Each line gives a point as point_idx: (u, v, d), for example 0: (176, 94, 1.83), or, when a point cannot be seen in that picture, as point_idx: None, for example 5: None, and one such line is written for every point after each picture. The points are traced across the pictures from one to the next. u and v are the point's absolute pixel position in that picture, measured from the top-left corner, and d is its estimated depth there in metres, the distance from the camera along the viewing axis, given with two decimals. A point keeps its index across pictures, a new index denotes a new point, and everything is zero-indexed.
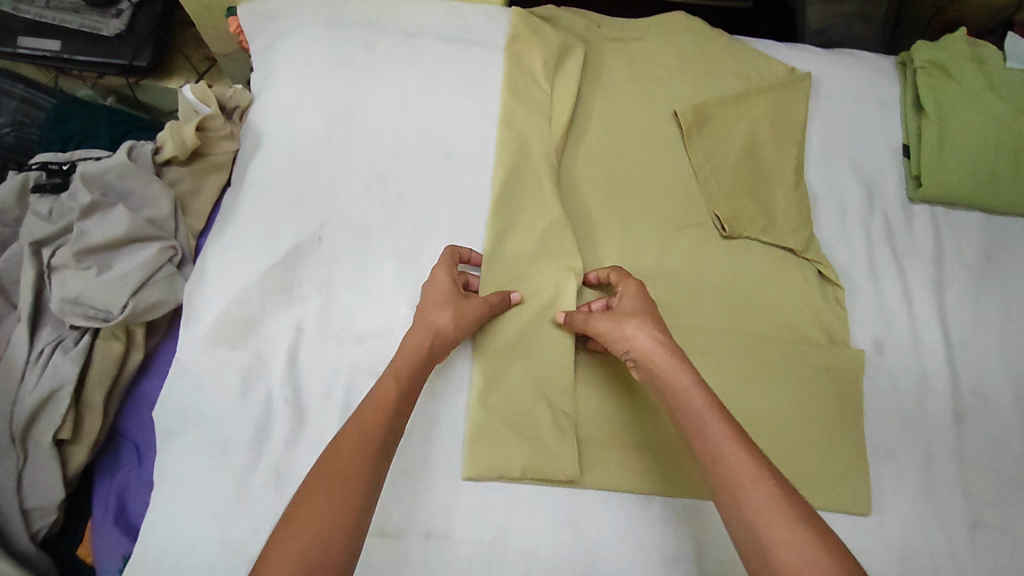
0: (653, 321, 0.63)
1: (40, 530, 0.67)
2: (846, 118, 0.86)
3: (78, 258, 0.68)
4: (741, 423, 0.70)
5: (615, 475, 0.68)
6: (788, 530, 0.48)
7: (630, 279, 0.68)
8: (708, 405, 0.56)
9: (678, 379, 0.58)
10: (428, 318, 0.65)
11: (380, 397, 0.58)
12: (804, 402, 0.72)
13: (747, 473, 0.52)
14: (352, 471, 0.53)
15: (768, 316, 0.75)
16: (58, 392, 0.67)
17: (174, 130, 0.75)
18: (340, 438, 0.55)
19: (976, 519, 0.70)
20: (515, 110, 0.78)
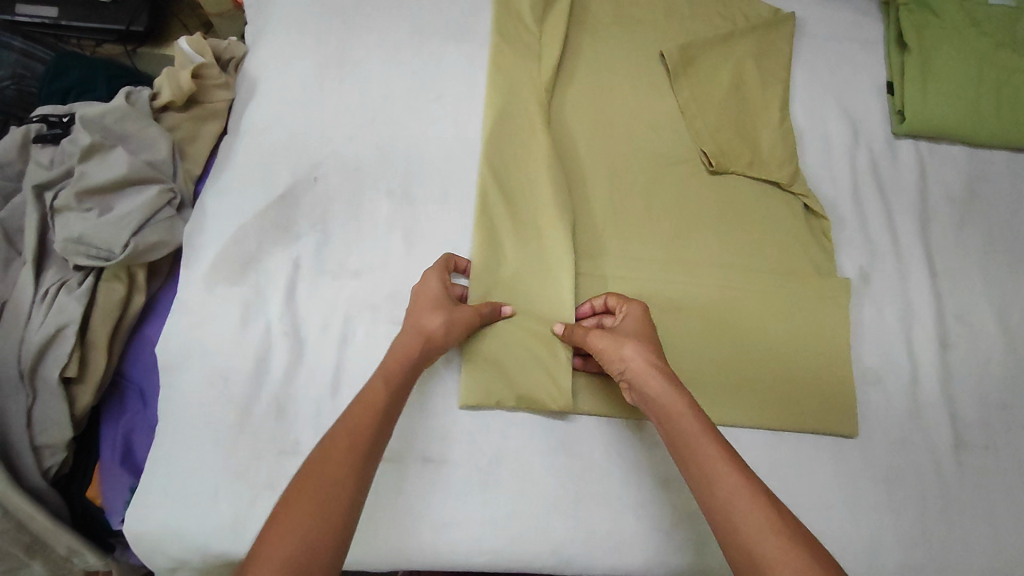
0: (652, 346, 0.62)
1: (51, 467, 0.69)
2: (830, 57, 0.88)
3: (80, 199, 0.71)
4: (733, 354, 0.72)
5: (612, 402, 0.70)
6: (787, 556, 0.45)
7: (632, 306, 0.67)
8: (702, 430, 0.54)
9: (674, 402, 0.56)
10: (417, 322, 0.63)
11: (369, 398, 0.56)
12: (788, 338, 0.73)
13: (747, 505, 0.48)
14: (339, 469, 0.50)
15: (759, 251, 0.76)
16: (63, 331, 0.68)
17: (171, 76, 0.78)
18: (326, 437, 0.53)
19: (962, 439, 0.72)
20: (504, 53, 0.80)
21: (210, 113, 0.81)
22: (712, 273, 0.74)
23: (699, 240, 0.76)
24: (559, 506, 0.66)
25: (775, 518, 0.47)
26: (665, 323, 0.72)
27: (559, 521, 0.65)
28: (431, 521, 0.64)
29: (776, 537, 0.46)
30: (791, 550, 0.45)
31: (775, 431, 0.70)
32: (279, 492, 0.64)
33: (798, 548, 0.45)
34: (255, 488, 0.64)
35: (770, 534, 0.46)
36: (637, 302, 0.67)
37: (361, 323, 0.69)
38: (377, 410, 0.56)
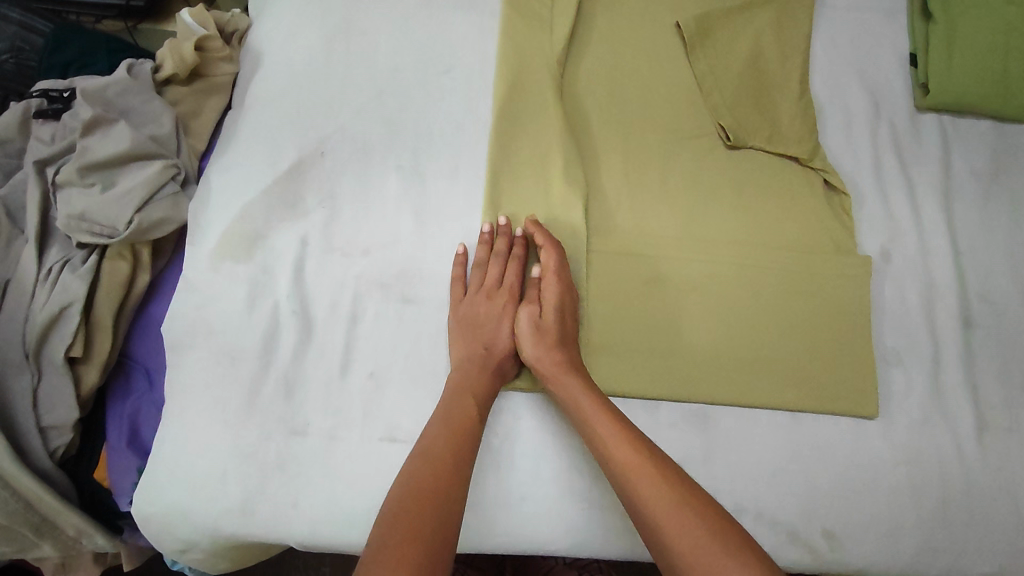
0: (568, 338, 0.64)
1: (58, 448, 0.68)
2: (850, 28, 0.85)
3: (83, 174, 0.69)
4: (755, 320, 0.71)
5: (645, 368, 0.68)
6: (671, 516, 0.51)
7: (553, 281, 0.65)
8: (595, 408, 0.59)
9: (572, 387, 0.61)
10: (500, 351, 0.64)
11: (463, 416, 0.59)
12: (790, 318, 0.71)
13: (637, 470, 0.54)
14: (446, 489, 0.53)
15: (778, 224, 0.74)
16: (68, 309, 0.66)
17: (174, 48, 0.75)
18: (424, 458, 0.55)
19: (984, 421, 0.70)
20: (516, 24, 0.77)
21: (212, 87, 0.79)
22: (698, 252, 0.72)
23: (687, 217, 0.74)
24: (575, 488, 0.64)
25: (659, 478, 0.53)
26: (683, 292, 0.71)
27: (574, 502, 0.64)
28: None
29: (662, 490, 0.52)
30: (672, 506, 0.51)
31: (795, 412, 0.69)
32: (288, 473, 0.63)
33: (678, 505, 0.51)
34: (264, 469, 0.63)
35: (656, 490, 0.52)
36: (554, 273, 0.65)
37: (372, 302, 0.67)
38: (470, 429, 0.58)
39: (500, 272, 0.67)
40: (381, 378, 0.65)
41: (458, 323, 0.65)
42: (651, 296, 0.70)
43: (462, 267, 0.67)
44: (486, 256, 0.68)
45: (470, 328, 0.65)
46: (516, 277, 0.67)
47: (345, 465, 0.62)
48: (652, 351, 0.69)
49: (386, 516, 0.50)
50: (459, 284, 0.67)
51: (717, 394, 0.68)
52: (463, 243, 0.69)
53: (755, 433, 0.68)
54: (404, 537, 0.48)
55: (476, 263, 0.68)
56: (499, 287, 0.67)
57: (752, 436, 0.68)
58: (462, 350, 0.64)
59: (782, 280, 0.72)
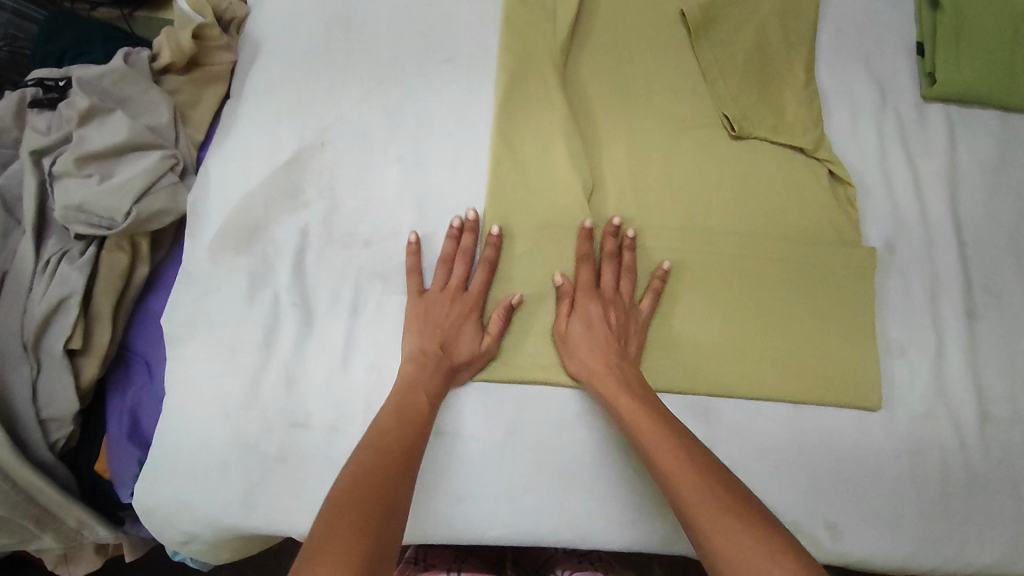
0: (592, 346, 0.65)
1: (57, 441, 0.68)
2: (857, 16, 0.84)
3: (79, 164, 0.68)
4: (781, 311, 0.71)
5: (672, 361, 0.68)
6: (714, 516, 0.49)
7: (584, 294, 0.67)
8: (640, 412, 0.59)
9: (614, 390, 0.62)
10: (456, 354, 0.63)
11: (415, 414, 0.59)
12: (796, 309, 0.71)
13: (681, 473, 0.54)
14: (395, 477, 0.52)
15: (796, 216, 0.74)
16: (66, 302, 0.66)
17: (171, 36, 0.74)
18: (377, 446, 0.54)
19: (987, 414, 0.70)
20: (518, 12, 0.76)
21: (209, 77, 0.78)
22: (698, 243, 0.71)
23: (688, 208, 0.73)
24: (577, 480, 0.64)
25: (704, 481, 0.52)
26: (707, 283, 0.70)
27: (575, 494, 0.64)
28: (445, 494, 0.63)
29: (705, 492, 0.51)
30: (718, 507, 0.50)
31: (797, 404, 0.69)
32: (290, 465, 0.62)
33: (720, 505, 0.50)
34: (266, 461, 0.62)
35: (699, 491, 0.52)
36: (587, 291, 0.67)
37: (372, 294, 0.67)
38: (418, 426, 0.58)
39: (466, 271, 0.67)
40: (382, 370, 0.65)
41: (416, 319, 0.65)
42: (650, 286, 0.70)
43: (415, 257, 0.66)
44: (453, 250, 0.67)
45: (426, 323, 0.64)
46: (483, 281, 0.66)
47: (347, 457, 0.62)
48: (651, 342, 0.69)
49: (335, 496, 0.48)
50: (417, 276, 0.66)
51: (718, 386, 0.68)
52: (414, 231, 0.68)
53: (758, 425, 0.68)
54: (355, 521, 0.45)
55: (443, 258, 0.67)
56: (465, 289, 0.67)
57: (754, 428, 0.68)
58: (417, 346, 0.64)
59: (801, 272, 0.71)
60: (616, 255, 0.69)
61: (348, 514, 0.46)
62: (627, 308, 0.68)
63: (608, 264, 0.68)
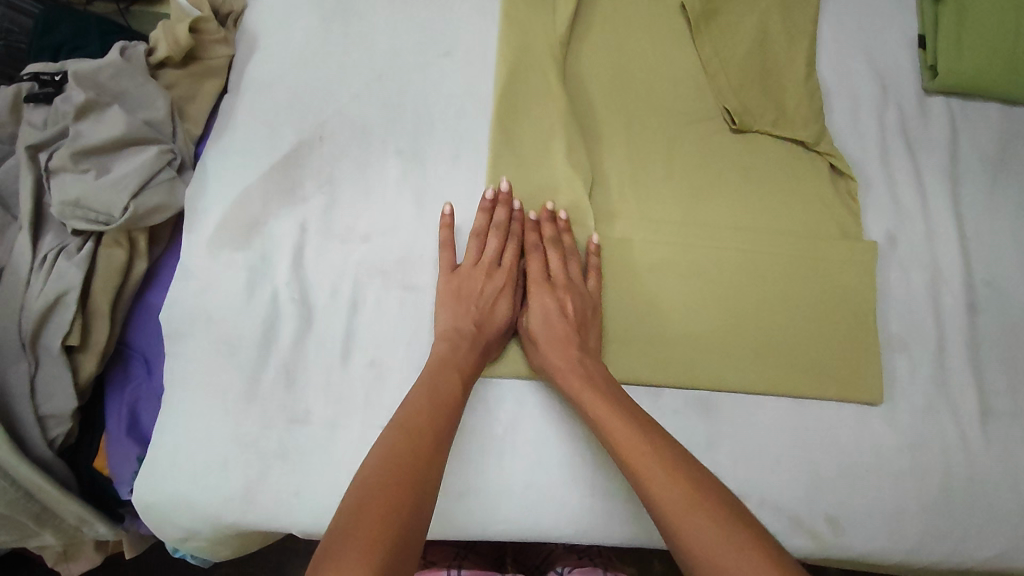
0: (551, 341, 0.63)
1: (57, 436, 0.67)
2: (858, 9, 0.83)
3: (76, 159, 0.67)
4: (775, 306, 0.70)
5: (666, 358, 0.68)
6: (684, 518, 0.49)
7: (536, 287, 0.67)
8: (605, 409, 0.58)
9: (578, 386, 0.60)
10: (491, 330, 0.64)
11: (449, 392, 0.58)
12: (790, 304, 0.70)
13: (645, 471, 0.53)
14: (423, 460, 0.51)
15: (789, 212, 0.73)
16: (64, 298, 0.65)
17: (167, 29, 0.73)
18: (404, 427, 0.54)
19: (987, 408, 0.70)
20: (517, 4, 0.75)
21: (207, 71, 0.77)
22: (697, 239, 0.71)
23: (687, 203, 0.73)
24: (578, 475, 0.64)
25: (673, 479, 0.51)
26: (700, 279, 0.70)
27: (576, 490, 0.64)
28: (446, 489, 0.63)
29: (673, 490, 0.51)
30: (685, 504, 0.49)
31: (799, 399, 0.69)
32: (290, 461, 0.62)
33: (688, 505, 0.49)
34: (266, 458, 0.62)
35: (667, 489, 0.51)
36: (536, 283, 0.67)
37: (372, 289, 0.67)
38: (452, 405, 0.58)
39: (499, 247, 0.67)
40: (382, 365, 0.64)
41: (449, 295, 0.65)
42: (650, 282, 0.70)
43: (448, 231, 0.67)
44: (486, 224, 0.67)
45: (462, 298, 0.64)
46: (515, 256, 0.68)
47: (348, 453, 0.62)
48: (652, 337, 0.68)
49: (362, 484, 0.48)
50: (450, 252, 0.66)
51: (720, 382, 0.68)
52: (448, 203, 0.68)
53: (758, 420, 0.68)
54: (379, 509, 0.46)
55: (477, 231, 0.67)
56: (499, 265, 0.68)
57: (755, 423, 0.68)
58: (451, 323, 0.63)
59: (795, 267, 0.71)
60: (555, 241, 0.67)
61: (375, 502, 0.46)
62: (583, 294, 0.66)
63: (551, 249, 0.67)
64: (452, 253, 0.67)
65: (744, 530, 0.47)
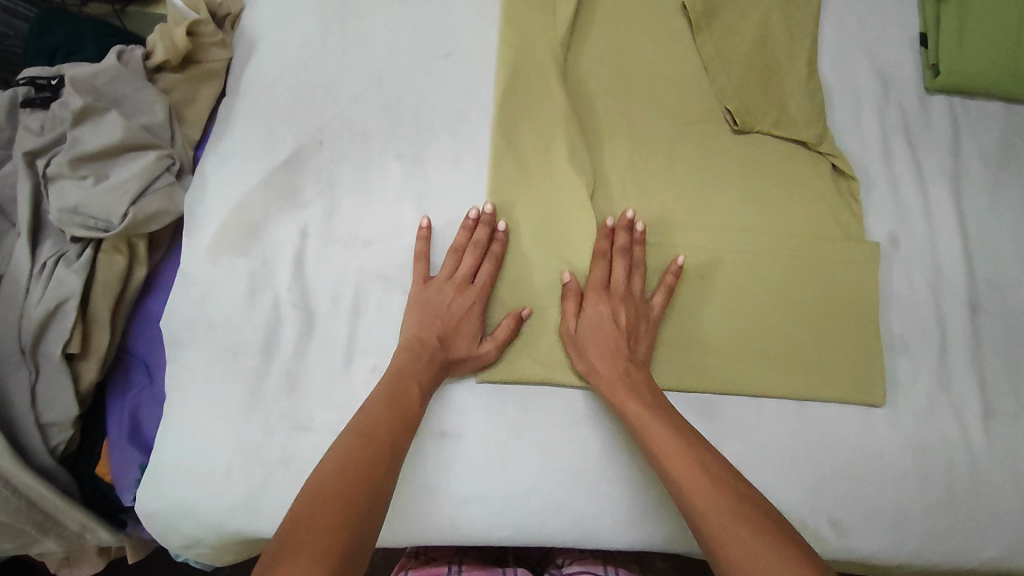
0: (602, 349, 0.64)
1: (59, 445, 0.67)
2: (860, 7, 0.83)
3: (74, 166, 0.66)
4: (789, 310, 0.70)
5: (686, 364, 0.68)
6: (733, 531, 0.49)
7: (593, 295, 0.66)
8: (653, 422, 0.59)
9: (623, 395, 0.61)
10: (452, 350, 0.63)
11: (406, 404, 0.59)
12: (804, 307, 0.70)
13: (697, 487, 0.53)
14: (377, 469, 0.52)
15: (800, 214, 0.73)
16: (63, 306, 0.65)
17: (165, 33, 0.72)
18: (364, 433, 0.54)
19: (990, 408, 0.70)
20: (517, 5, 0.74)
21: (204, 74, 0.76)
22: (711, 243, 0.71)
23: (692, 203, 0.72)
24: (584, 480, 0.64)
25: (718, 490, 0.52)
26: (714, 283, 0.70)
27: (580, 495, 0.64)
28: (450, 496, 0.63)
29: (719, 504, 0.52)
30: (731, 517, 0.50)
31: (801, 400, 0.69)
32: (293, 469, 0.62)
33: (735, 518, 0.50)
34: (269, 465, 0.62)
35: (714, 502, 0.52)
36: (597, 290, 0.66)
37: (374, 294, 0.66)
38: (409, 417, 0.58)
39: (474, 265, 0.66)
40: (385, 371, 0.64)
41: (417, 305, 0.64)
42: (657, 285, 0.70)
43: (424, 243, 0.66)
44: (465, 241, 0.66)
45: (427, 313, 0.64)
46: (489, 277, 0.66)
47: None
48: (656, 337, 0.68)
49: (319, 486, 0.49)
50: (423, 263, 0.66)
51: (725, 381, 0.68)
52: (425, 217, 0.68)
53: (761, 422, 0.68)
54: (331, 516, 0.47)
55: (455, 247, 0.66)
56: (472, 282, 0.66)
57: (758, 426, 0.68)
58: (415, 333, 0.63)
59: (807, 269, 0.71)
60: (626, 251, 0.67)
61: (327, 508, 0.47)
62: (638, 305, 0.66)
63: (619, 260, 0.67)
64: (428, 265, 0.66)
65: (792, 545, 0.48)
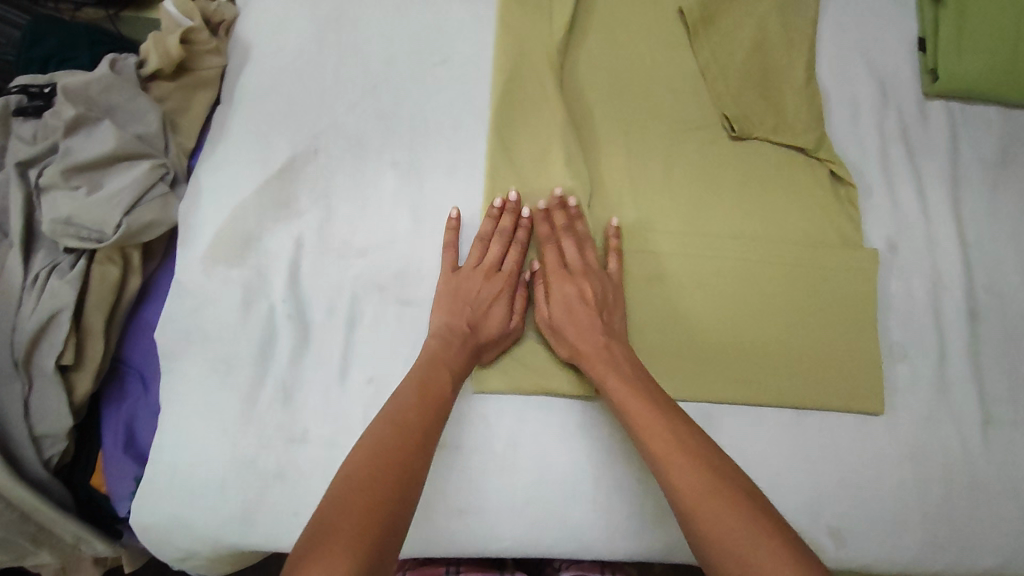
0: (579, 328, 0.64)
1: (52, 457, 0.67)
2: (858, 12, 0.82)
3: (67, 175, 0.66)
4: (783, 317, 0.70)
5: (678, 372, 0.67)
6: (708, 508, 0.50)
7: (557, 278, 0.66)
8: (630, 394, 0.59)
9: (603, 369, 0.61)
10: (484, 334, 0.63)
11: (437, 390, 0.58)
12: (797, 314, 0.70)
13: (670, 455, 0.54)
14: (411, 457, 0.52)
15: (793, 220, 0.73)
16: (57, 317, 0.64)
17: (158, 41, 0.72)
18: (395, 421, 0.54)
19: (989, 416, 0.70)
20: (513, 12, 0.74)
21: (199, 83, 0.75)
22: (704, 249, 0.70)
23: (688, 211, 0.72)
24: (581, 491, 0.64)
25: (692, 463, 0.53)
26: (707, 290, 0.70)
27: (577, 505, 0.63)
28: (447, 508, 0.63)
29: (692, 477, 0.52)
30: (707, 491, 0.51)
31: (799, 409, 0.68)
32: (288, 481, 0.61)
33: (709, 494, 0.50)
34: (264, 477, 0.61)
35: (688, 475, 0.52)
36: (555, 270, 0.66)
37: (370, 304, 0.66)
38: (442, 401, 0.58)
39: (501, 252, 0.66)
40: (381, 382, 0.64)
41: (447, 293, 0.64)
42: (649, 292, 0.69)
43: (452, 233, 0.66)
44: (491, 230, 0.66)
45: (457, 299, 0.64)
46: (516, 263, 0.66)
47: None
48: (648, 350, 0.68)
49: (352, 475, 0.49)
50: (452, 252, 0.66)
51: (724, 394, 0.67)
52: (456, 208, 0.68)
53: (760, 432, 0.67)
54: (364, 508, 0.46)
55: (481, 236, 0.66)
56: (500, 269, 0.66)
57: (756, 435, 0.67)
58: (446, 320, 0.63)
59: (801, 276, 0.71)
60: (569, 230, 0.67)
61: (361, 499, 0.47)
62: (602, 277, 0.66)
63: (566, 239, 0.66)
64: (456, 254, 0.67)
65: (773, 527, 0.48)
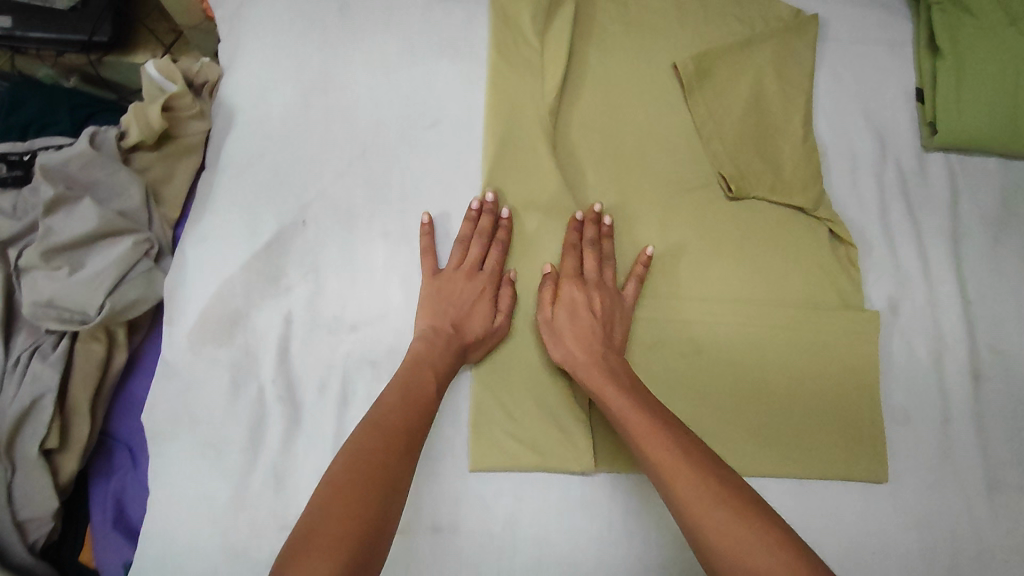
0: (580, 334, 0.63)
1: (38, 540, 0.64)
2: (855, 63, 0.81)
3: (47, 257, 0.64)
4: (789, 378, 0.69)
5: None
6: (715, 518, 0.48)
7: (567, 281, 0.66)
8: (632, 409, 0.57)
9: (602, 381, 0.60)
10: (467, 333, 0.63)
11: (419, 397, 0.57)
12: (801, 375, 0.69)
13: (672, 466, 0.52)
14: (390, 465, 0.51)
15: (794, 280, 0.72)
16: (39, 402, 0.63)
17: (139, 112, 0.70)
18: (377, 428, 0.53)
19: (996, 482, 0.69)
20: (505, 73, 0.73)
21: (183, 149, 0.74)
22: (703, 312, 0.69)
23: (690, 276, 0.71)
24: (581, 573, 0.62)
25: (697, 471, 0.51)
26: (709, 353, 0.68)
27: None
28: None
29: (698, 488, 0.50)
30: (709, 500, 0.49)
31: (801, 479, 0.66)
32: None
33: (714, 505, 0.49)
34: (255, 569, 0.59)
35: (694, 487, 0.51)
36: (569, 276, 0.66)
37: (362, 381, 0.64)
38: (427, 407, 0.57)
39: (482, 252, 0.66)
40: None
41: (429, 296, 0.64)
42: (648, 362, 0.68)
43: (428, 237, 0.67)
44: (470, 231, 0.67)
45: (440, 300, 0.64)
46: (497, 261, 0.66)
47: None
48: None
49: (331, 484, 0.48)
50: (431, 258, 0.66)
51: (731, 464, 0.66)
52: (427, 213, 0.68)
53: None
54: (342, 516, 0.46)
55: (460, 237, 0.67)
56: (481, 270, 0.66)
57: None
58: (429, 321, 0.64)
59: (804, 335, 0.69)
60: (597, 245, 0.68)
61: (338, 509, 0.46)
62: (613, 295, 0.66)
63: (589, 251, 0.67)
64: (435, 259, 0.67)
65: (780, 532, 0.47)
